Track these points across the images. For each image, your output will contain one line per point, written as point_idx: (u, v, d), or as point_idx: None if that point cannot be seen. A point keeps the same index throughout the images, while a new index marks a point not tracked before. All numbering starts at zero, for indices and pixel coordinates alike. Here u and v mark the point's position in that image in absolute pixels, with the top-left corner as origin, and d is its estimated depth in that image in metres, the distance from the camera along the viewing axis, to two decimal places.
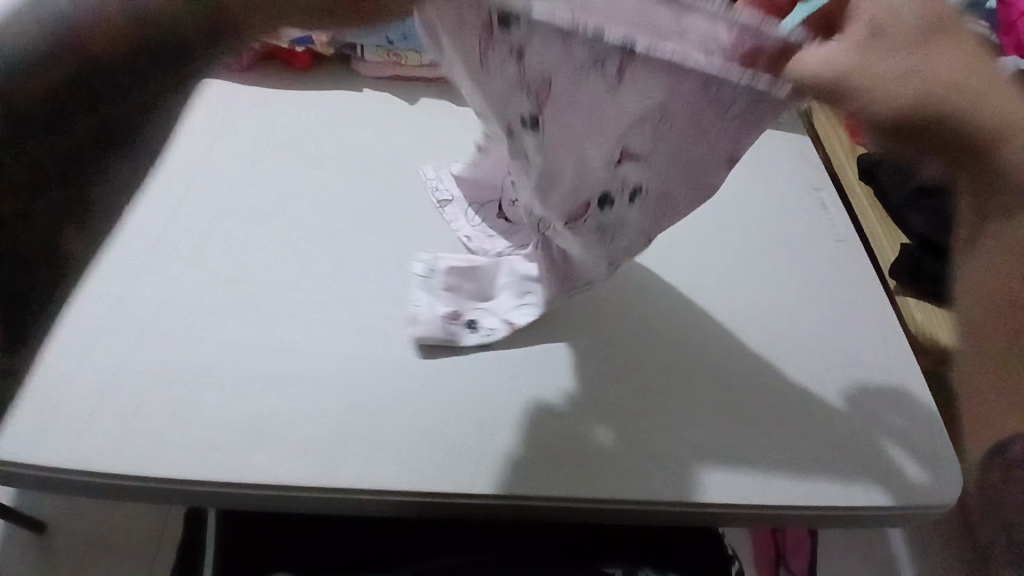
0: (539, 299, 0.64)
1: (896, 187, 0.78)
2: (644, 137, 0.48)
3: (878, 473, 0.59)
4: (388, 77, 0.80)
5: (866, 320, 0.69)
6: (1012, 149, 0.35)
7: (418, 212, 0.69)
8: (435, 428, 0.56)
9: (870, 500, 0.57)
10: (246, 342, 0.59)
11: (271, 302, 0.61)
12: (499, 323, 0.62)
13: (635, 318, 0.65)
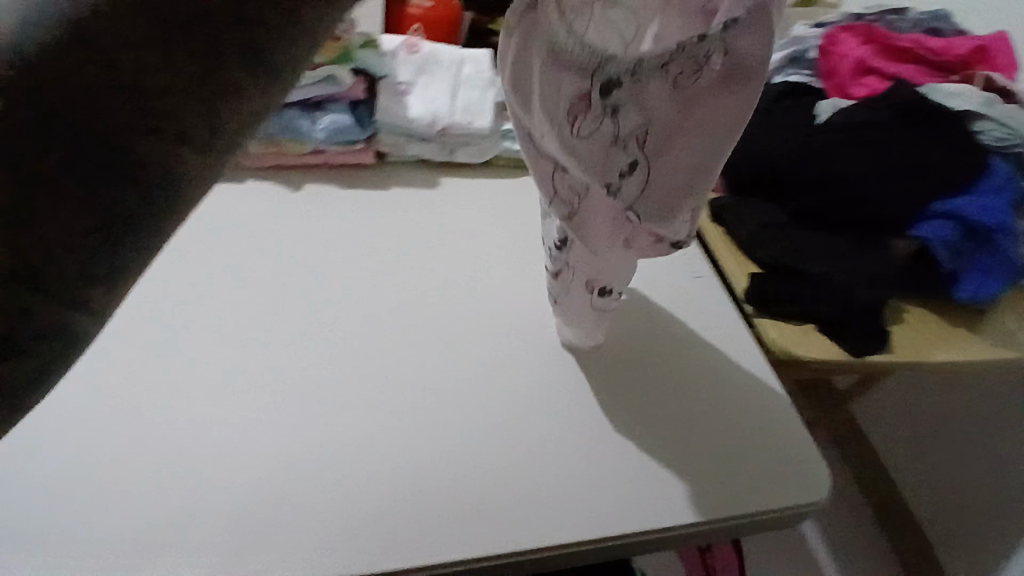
0: None
1: (742, 226, 0.91)
2: None
3: (752, 484, 0.67)
4: (271, 167, 0.83)
5: (727, 348, 0.78)
6: None
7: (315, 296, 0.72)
8: (339, 507, 0.58)
9: (742, 511, 0.65)
10: (147, 450, 0.59)
11: (172, 405, 0.62)
12: None
13: (528, 373, 0.71)
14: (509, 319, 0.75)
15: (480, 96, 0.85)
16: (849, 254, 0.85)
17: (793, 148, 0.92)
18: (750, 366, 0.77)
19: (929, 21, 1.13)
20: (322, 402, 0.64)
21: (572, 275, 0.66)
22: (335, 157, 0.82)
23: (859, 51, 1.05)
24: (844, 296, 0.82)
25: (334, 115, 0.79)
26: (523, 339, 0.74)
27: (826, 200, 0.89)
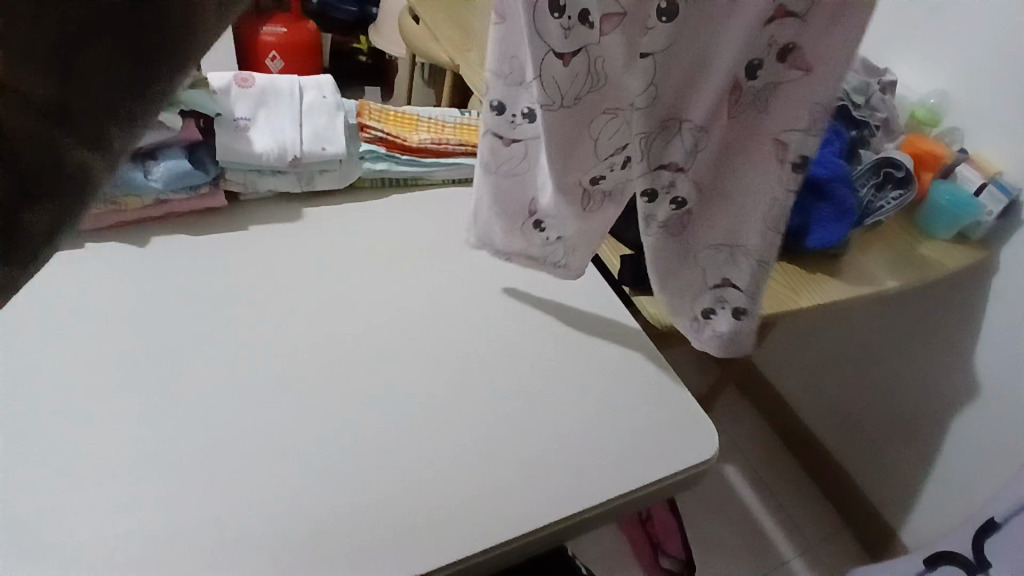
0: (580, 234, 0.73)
1: None
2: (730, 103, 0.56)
3: (657, 450, 0.70)
4: (112, 225, 0.77)
5: (611, 327, 0.81)
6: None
7: (178, 352, 0.68)
8: (240, 564, 0.55)
9: (648, 480, 0.67)
10: (3, 554, 0.53)
11: (23, 499, 0.56)
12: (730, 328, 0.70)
13: (421, 388, 0.70)
14: (394, 338, 0.74)
15: (329, 121, 0.83)
16: None
17: None
18: (628, 341, 0.81)
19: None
20: (205, 461, 0.60)
21: (523, 166, 0.70)
22: (180, 205, 0.79)
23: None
24: None
25: (167, 162, 0.74)
26: (412, 355, 0.73)
27: None
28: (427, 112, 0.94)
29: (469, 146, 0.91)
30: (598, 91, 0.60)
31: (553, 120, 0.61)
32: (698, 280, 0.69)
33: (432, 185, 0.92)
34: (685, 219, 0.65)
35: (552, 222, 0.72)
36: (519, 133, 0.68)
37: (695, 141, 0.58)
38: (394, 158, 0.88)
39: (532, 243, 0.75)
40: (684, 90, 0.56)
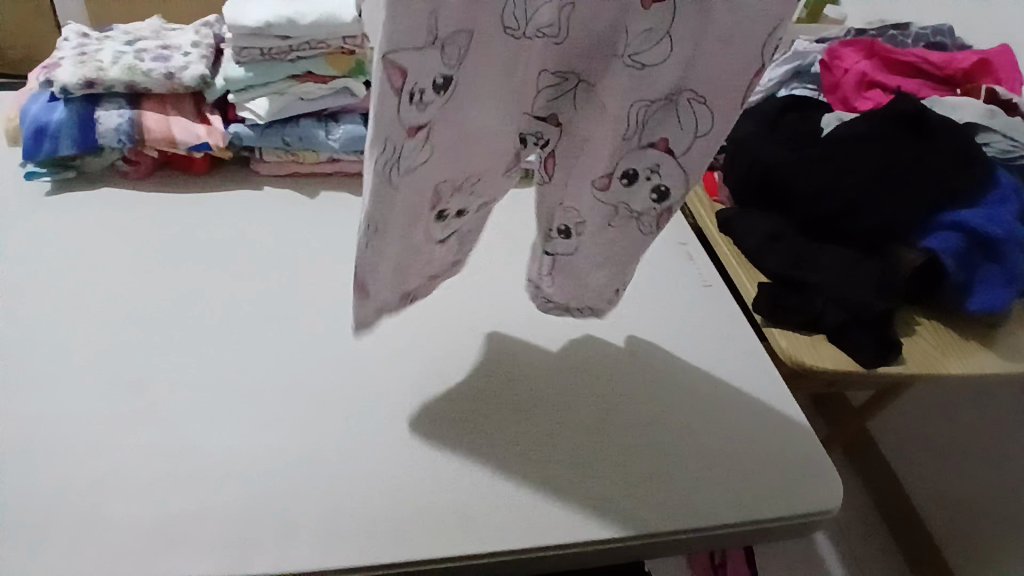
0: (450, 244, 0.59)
1: (750, 236, 0.91)
2: (635, 128, 0.50)
3: (776, 488, 0.64)
4: (287, 175, 0.85)
5: (736, 351, 0.77)
6: None
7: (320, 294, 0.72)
8: (352, 500, 0.56)
9: (763, 515, 0.62)
10: (152, 442, 0.58)
11: (173, 397, 0.61)
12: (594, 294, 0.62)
13: (532, 374, 0.70)
14: (511, 321, 0.74)
15: None
16: (857, 266, 0.85)
17: (800, 163, 0.93)
18: (755, 368, 0.76)
19: (932, 37, 1.15)
20: (325, 400, 0.63)
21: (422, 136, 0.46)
22: (350, 166, 0.85)
23: (866, 64, 1.06)
24: (855, 307, 0.82)
25: (347, 125, 0.81)
26: (529, 341, 0.73)
27: (837, 209, 0.89)
28: None
29: None
30: (489, 58, 0.47)
31: (468, 91, 0.47)
32: (602, 251, 0.58)
33: None
34: (580, 226, 0.57)
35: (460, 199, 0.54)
36: (414, 117, 0.45)
37: (663, 117, 0.49)
38: None
39: (431, 255, 0.57)
40: (660, 85, 0.48)
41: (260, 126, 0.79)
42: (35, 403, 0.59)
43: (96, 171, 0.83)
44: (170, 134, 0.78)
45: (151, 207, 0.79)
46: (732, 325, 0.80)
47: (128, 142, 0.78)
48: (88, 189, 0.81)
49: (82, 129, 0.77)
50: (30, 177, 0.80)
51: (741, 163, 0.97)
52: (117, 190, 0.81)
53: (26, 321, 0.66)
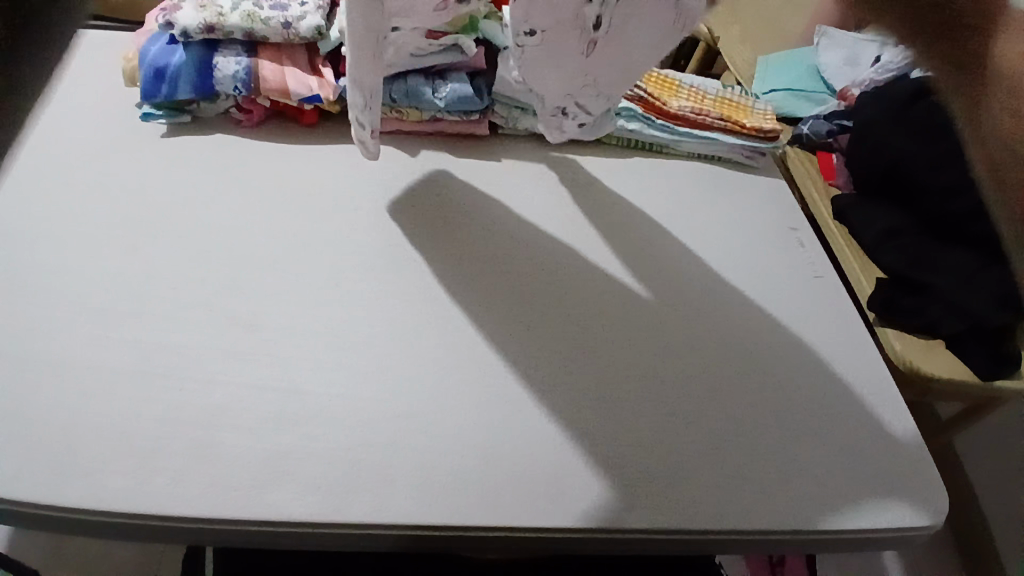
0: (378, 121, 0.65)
1: (864, 230, 0.85)
2: None
3: (878, 501, 0.60)
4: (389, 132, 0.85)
5: (840, 350, 0.72)
6: None
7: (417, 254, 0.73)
8: (445, 460, 0.57)
9: (862, 527, 0.59)
10: (258, 380, 0.60)
11: (277, 340, 0.63)
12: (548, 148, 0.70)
13: (614, 348, 0.68)
14: (601, 298, 0.73)
15: None
16: (985, 271, 0.78)
17: (932, 153, 0.84)
18: (860, 369, 0.71)
19: None
20: (418, 360, 0.64)
21: None
22: (451, 127, 0.84)
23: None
24: (978, 316, 0.75)
25: (455, 84, 0.79)
26: (616, 310, 0.71)
27: (970, 208, 0.80)
28: (692, 80, 0.90)
29: (729, 123, 0.85)
30: None
31: None
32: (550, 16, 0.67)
33: (675, 156, 0.88)
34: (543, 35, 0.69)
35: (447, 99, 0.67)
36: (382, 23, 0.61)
37: None
38: (649, 120, 0.85)
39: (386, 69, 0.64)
40: None
41: None
42: (155, 338, 0.63)
43: (209, 116, 0.85)
44: (284, 86, 0.79)
45: (261, 155, 0.82)
46: (838, 323, 0.75)
47: (243, 90, 0.80)
48: (202, 133, 0.84)
49: (201, 75, 0.80)
50: (148, 118, 0.83)
51: (865, 147, 0.89)
52: (229, 136, 0.84)
53: (146, 260, 0.69)
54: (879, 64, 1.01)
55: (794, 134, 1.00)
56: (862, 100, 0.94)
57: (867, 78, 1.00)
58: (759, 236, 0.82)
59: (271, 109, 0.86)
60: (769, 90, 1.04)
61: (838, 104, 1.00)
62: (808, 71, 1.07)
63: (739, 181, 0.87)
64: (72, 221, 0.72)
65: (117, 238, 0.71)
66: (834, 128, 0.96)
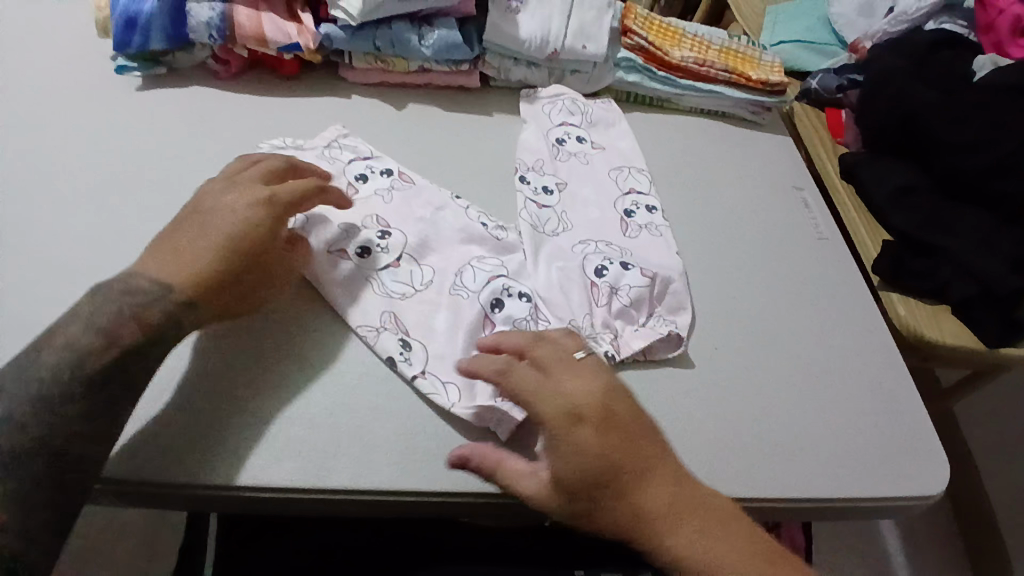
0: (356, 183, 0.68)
1: (874, 188, 0.82)
2: None
3: (878, 470, 0.59)
4: (375, 84, 0.81)
5: (842, 314, 0.70)
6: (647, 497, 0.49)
7: None
8: (433, 426, 0.56)
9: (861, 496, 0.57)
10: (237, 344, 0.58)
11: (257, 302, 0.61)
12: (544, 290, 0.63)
13: None
14: None
15: (597, 20, 0.79)
16: (997, 234, 0.75)
17: (948, 108, 0.80)
18: (861, 332, 0.69)
19: None
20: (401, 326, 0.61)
21: None
22: (441, 77, 0.80)
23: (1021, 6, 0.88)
24: (988, 280, 0.72)
25: (443, 31, 0.74)
26: None
27: (986, 167, 0.77)
28: (696, 29, 0.85)
29: (735, 74, 0.81)
30: None
31: None
32: None
33: (677, 110, 0.84)
34: None
35: (517, 305, 0.61)
36: (383, 258, 0.63)
37: None
38: (650, 72, 0.81)
39: None
40: None
41: (351, 28, 0.75)
42: None
43: (185, 68, 0.81)
44: (261, 33, 0.74)
45: (240, 109, 0.77)
46: (840, 285, 0.73)
47: (218, 39, 0.75)
48: (177, 85, 0.80)
49: (175, 22, 0.75)
50: (121, 71, 0.79)
51: (877, 101, 0.85)
52: (207, 87, 0.80)
53: (119, 220, 0.65)
54: (890, 16, 0.96)
55: (803, 88, 0.95)
56: (874, 53, 0.90)
57: (879, 30, 0.95)
58: (763, 196, 0.78)
59: (250, 59, 0.81)
60: (777, 43, 0.99)
61: (848, 57, 0.96)
62: (818, 22, 1.02)
63: (743, 138, 0.84)
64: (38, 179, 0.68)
65: (88, 197, 0.67)
66: (844, 83, 0.92)
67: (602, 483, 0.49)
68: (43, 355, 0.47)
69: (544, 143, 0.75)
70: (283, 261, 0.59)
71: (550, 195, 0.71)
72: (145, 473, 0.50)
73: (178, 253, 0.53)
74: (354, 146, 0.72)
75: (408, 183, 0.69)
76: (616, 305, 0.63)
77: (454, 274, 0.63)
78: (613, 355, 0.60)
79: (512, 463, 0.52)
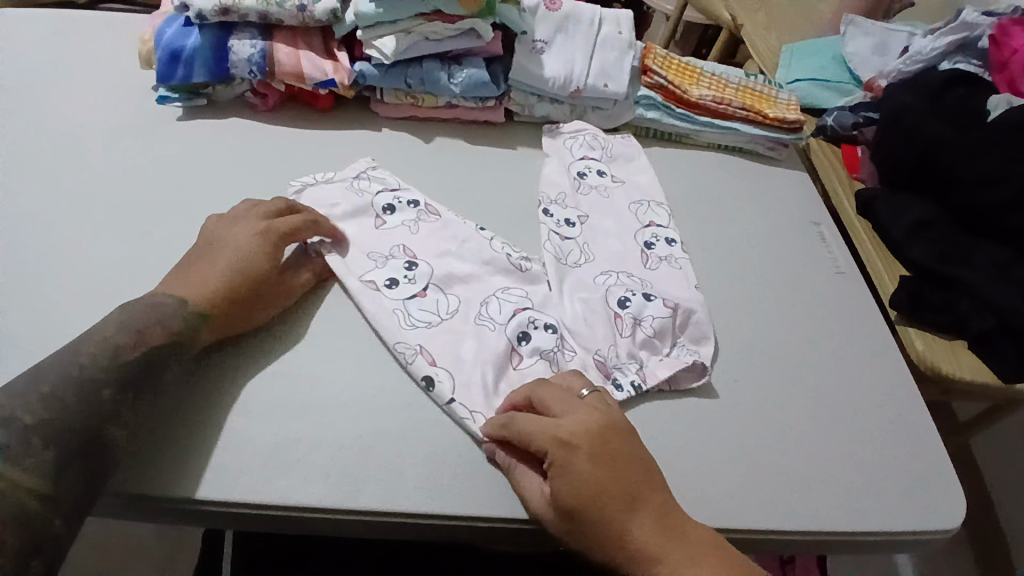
0: (376, 216, 0.71)
1: (890, 222, 0.83)
2: None
3: (895, 504, 0.59)
4: (404, 118, 0.84)
5: (860, 348, 0.71)
6: (631, 524, 0.49)
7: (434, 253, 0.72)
8: (456, 451, 0.57)
9: (881, 529, 0.57)
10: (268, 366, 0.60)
11: (288, 326, 0.63)
12: (570, 322, 0.65)
13: None
14: None
15: (618, 59, 0.82)
16: (1014, 268, 0.76)
17: (964, 143, 0.82)
18: (878, 366, 0.70)
19: None
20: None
21: None
22: (467, 113, 0.83)
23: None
24: (1007, 313, 0.72)
25: (470, 69, 0.78)
26: None
27: (1002, 202, 0.78)
28: (714, 68, 0.88)
29: (752, 112, 0.83)
30: None
31: None
32: None
33: (695, 146, 0.86)
34: None
35: (542, 335, 0.63)
36: (412, 288, 0.65)
37: None
38: (670, 110, 0.83)
39: None
40: None
41: (383, 65, 0.78)
42: None
43: (225, 100, 0.85)
44: (298, 70, 0.79)
45: (275, 139, 0.81)
46: (857, 319, 0.73)
47: (258, 74, 0.79)
48: (217, 117, 0.84)
49: (217, 58, 0.79)
50: (164, 102, 0.83)
51: (893, 138, 0.87)
52: (245, 120, 0.84)
53: (159, 245, 0.69)
54: (906, 55, 0.99)
55: (819, 124, 0.97)
56: (889, 91, 0.92)
57: (894, 69, 0.97)
58: (780, 230, 0.80)
59: (286, 93, 0.85)
60: (793, 80, 1.02)
61: (864, 94, 0.98)
62: (833, 60, 1.04)
63: (760, 172, 0.86)
64: (84, 203, 0.72)
65: (132, 222, 0.71)
66: (860, 120, 0.94)
67: (590, 509, 0.49)
68: (80, 351, 0.50)
69: (566, 178, 0.77)
70: (288, 282, 0.64)
71: (572, 228, 0.73)
72: (179, 490, 0.52)
73: (194, 272, 0.58)
74: (383, 179, 0.75)
75: (433, 215, 0.72)
76: (639, 336, 0.64)
77: (480, 304, 0.65)
78: (638, 385, 0.61)
79: (528, 482, 0.53)
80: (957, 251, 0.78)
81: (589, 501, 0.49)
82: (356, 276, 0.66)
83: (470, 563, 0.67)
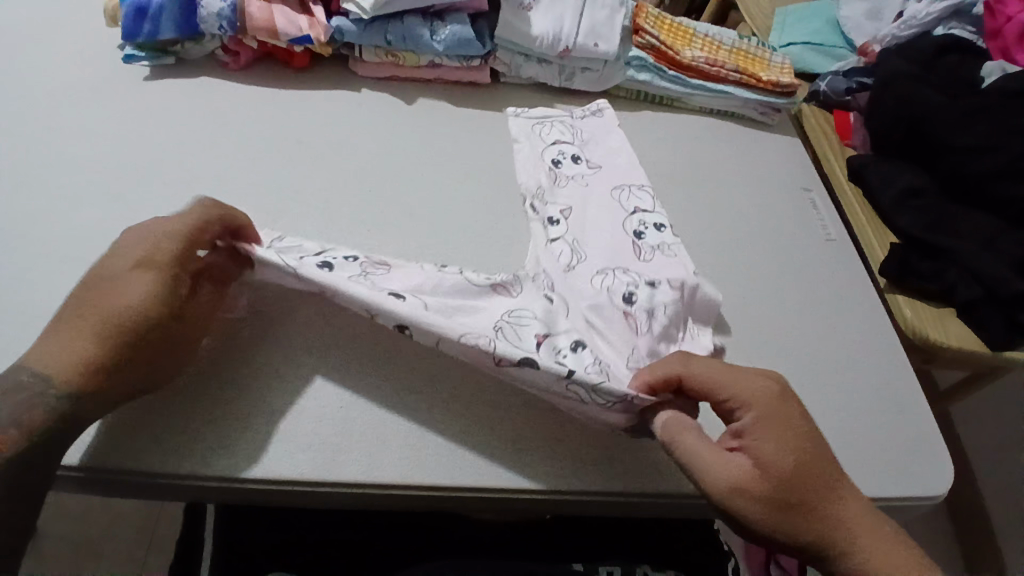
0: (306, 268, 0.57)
1: (882, 190, 0.82)
2: None
3: (882, 471, 0.59)
4: (385, 78, 0.80)
5: (849, 316, 0.70)
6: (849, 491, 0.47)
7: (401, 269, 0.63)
8: (440, 421, 0.56)
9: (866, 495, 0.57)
10: (246, 336, 0.58)
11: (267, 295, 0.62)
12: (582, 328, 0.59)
13: None
14: None
15: (609, 17, 0.79)
16: (1001, 237, 0.76)
17: (956, 111, 0.81)
18: (867, 334, 0.69)
19: None
20: (406, 333, 0.61)
21: None
22: (451, 73, 0.79)
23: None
24: (994, 282, 0.73)
25: (454, 25, 0.74)
26: None
27: (992, 171, 0.77)
28: (707, 28, 0.85)
29: (745, 75, 0.81)
30: None
31: None
32: None
33: (687, 110, 0.84)
34: None
35: (579, 357, 0.55)
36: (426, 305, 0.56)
37: None
38: (661, 71, 0.81)
39: None
40: None
41: (363, 21, 0.75)
42: None
43: (195, 59, 0.81)
44: (271, 24, 0.74)
45: (249, 100, 0.77)
46: (847, 289, 0.73)
47: (229, 29, 0.75)
48: (186, 76, 0.79)
49: (186, 13, 0.75)
50: (130, 61, 0.79)
51: (886, 104, 0.85)
52: (216, 79, 0.79)
53: (126, 211, 0.65)
54: (900, 21, 0.96)
55: (812, 90, 0.95)
56: (884, 56, 0.90)
57: (887, 34, 0.95)
58: (772, 198, 0.78)
59: (260, 51, 0.81)
60: (786, 45, 1.00)
61: (858, 59, 0.96)
62: (827, 23, 1.02)
63: (752, 139, 0.84)
64: (45, 169, 0.68)
65: (97, 188, 0.67)
66: (854, 86, 0.92)
67: (811, 468, 0.47)
68: None
69: (542, 170, 0.73)
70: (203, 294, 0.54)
71: (558, 228, 0.67)
72: (153, 465, 0.50)
73: (76, 335, 0.47)
74: (274, 247, 0.58)
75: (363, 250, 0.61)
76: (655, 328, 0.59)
77: (495, 330, 0.56)
78: None
79: (701, 449, 0.48)
80: (946, 222, 0.77)
81: (815, 457, 0.47)
82: (358, 291, 0.56)
83: (457, 534, 0.66)
